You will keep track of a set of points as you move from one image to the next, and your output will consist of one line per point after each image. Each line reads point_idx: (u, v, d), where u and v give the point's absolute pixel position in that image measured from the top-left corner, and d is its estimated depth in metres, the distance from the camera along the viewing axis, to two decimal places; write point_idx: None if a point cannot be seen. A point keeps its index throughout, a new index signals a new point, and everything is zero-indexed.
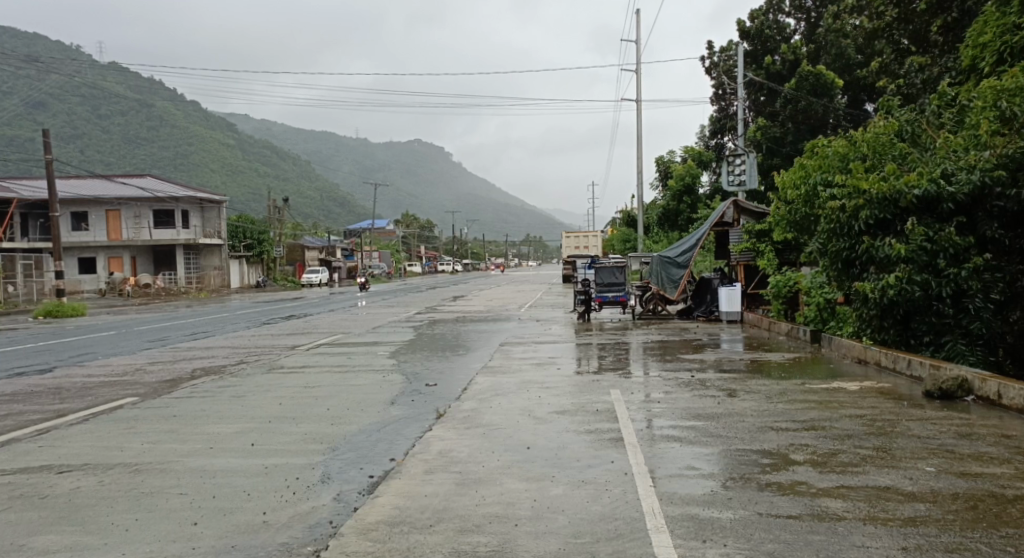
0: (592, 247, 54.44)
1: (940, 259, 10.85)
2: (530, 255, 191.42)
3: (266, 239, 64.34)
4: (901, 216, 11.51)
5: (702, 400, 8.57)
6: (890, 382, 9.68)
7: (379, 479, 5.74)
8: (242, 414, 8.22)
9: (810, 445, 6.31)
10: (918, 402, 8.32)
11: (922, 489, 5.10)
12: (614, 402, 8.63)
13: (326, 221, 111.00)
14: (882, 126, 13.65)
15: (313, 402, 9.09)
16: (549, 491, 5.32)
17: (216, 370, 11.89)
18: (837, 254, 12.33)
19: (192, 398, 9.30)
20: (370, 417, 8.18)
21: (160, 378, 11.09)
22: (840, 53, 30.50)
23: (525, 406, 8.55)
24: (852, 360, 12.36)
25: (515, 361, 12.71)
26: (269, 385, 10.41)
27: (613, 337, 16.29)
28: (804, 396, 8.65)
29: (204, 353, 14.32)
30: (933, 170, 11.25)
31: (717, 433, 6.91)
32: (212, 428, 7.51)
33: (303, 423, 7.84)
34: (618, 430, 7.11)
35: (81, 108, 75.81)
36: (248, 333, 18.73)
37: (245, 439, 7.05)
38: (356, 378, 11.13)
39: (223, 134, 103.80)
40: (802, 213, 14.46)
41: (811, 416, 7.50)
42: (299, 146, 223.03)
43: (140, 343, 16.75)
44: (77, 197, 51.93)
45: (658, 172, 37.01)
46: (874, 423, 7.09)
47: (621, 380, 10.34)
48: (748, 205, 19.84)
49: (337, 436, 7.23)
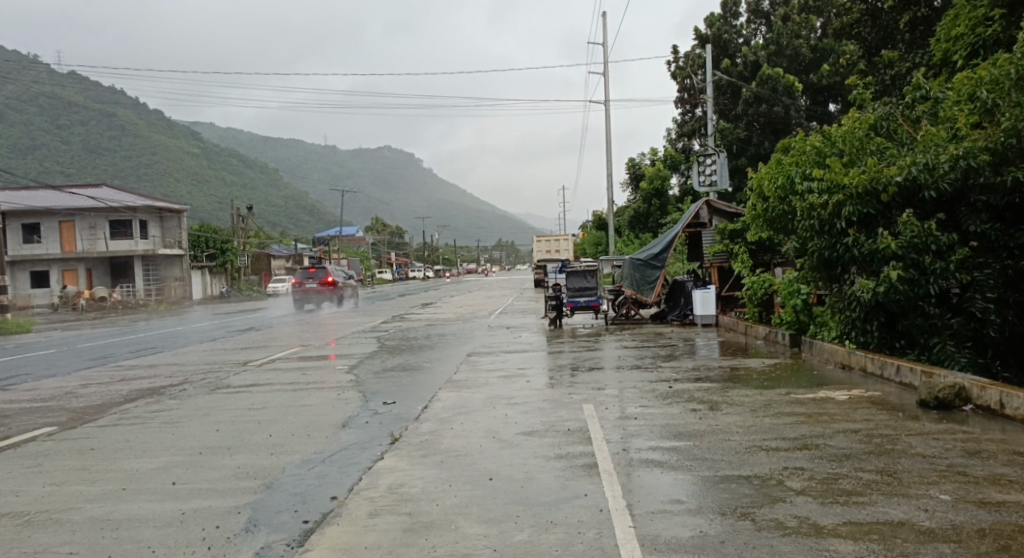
0: (562, 251, 53.83)
1: (929, 256, 10.36)
2: (501, 260, 190.80)
3: (230, 247, 62.94)
4: (884, 211, 11.02)
5: (682, 415, 7.86)
6: (878, 390, 9.04)
7: (312, 526, 4.93)
8: (170, 446, 7.38)
9: (806, 469, 5.60)
10: (913, 413, 7.66)
11: (941, 524, 4.42)
12: (587, 419, 7.90)
13: (293, 229, 109.30)
14: (857, 119, 13.13)
15: (256, 428, 8.23)
16: (510, 538, 4.54)
17: (152, 392, 10.92)
18: (817, 254, 11.70)
19: (121, 426, 8.43)
20: (317, 444, 7.35)
21: (93, 403, 10.15)
22: (796, 55, 29.98)
23: (489, 426, 7.76)
24: (834, 365, 11.70)
25: (482, 373, 11.93)
26: (209, 408, 9.51)
27: (584, 345, 15.58)
28: (791, 409, 7.96)
29: (147, 372, 13.35)
30: (914, 160, 10.79)
31: (700, 455, 6.19)
32: (132, 464, 6.68)
33: (239, 453, 7.02)
34: (591, 455, 6.36)
35: (39, 117, 73.84)
36: (200, 348, 17.75)
37: (168, 477, 6.23)
38: (307, 397, 10.27)
39: (185, 141, 101.56)
40: (777, 211, 13.76)
41: (801, 432, 6.80)
42: (265, 155, 220.39)
43: (81, 361, 15.75)
44: (29, 210, 50.20)
45: (628, 174, 36.55)
46: (871, 440, 6.40)
47: (596, 394, 9.61)
48: (722, 205, 19.35)
49: (275, 470, 6.41)
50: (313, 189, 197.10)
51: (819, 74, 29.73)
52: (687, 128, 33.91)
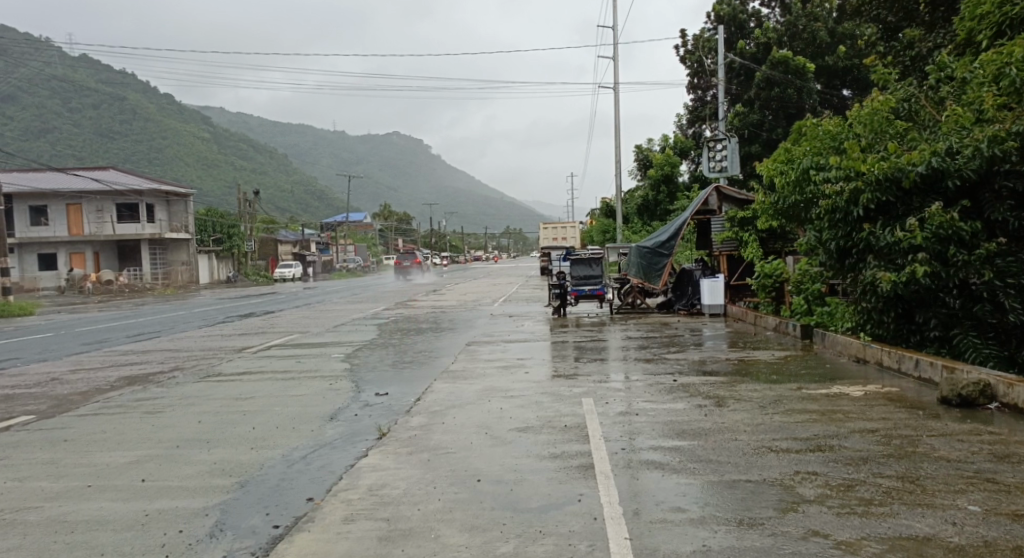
0: (569, 238, 53.30)
1: (951, 247, 9.91)
2: (508, 247, 190.06)
3: (236, 232, 62.57)
4: (904, 198, 10.54)
5: (686, 412, 7.44)
6: (896, 386, 8.59)
7: (283, 532, 4.53)
8: (146, 438, 7.00)
9: (820, 474, 5.17)
10: (934, 411, 7.21)
11: (971, 541, 3.98)
12: (586, 414, 7.48)
13: (301, 214, 109.06)
14: (878, 102, 12.62)
15: (240, 419, 7.84)
16: (495, 550, 4.14)
17: (139, 380, 10.55)
18: (833, 243, 11.25)
19: (101, 415, 8.09)
20: (300, 439, 6.97)
21: (77, 390, 9.79)
22: (811, 38, 29.33)
23: (482, 421, 7.36)
24: (848, 358, 11.26)
25: (480, 363, 11.53)
26: (195, 397, 9.14)
27: (588, 335, 15.17)
28: (803, 405, 7.53)
29: (138, 358, 12.99)
30: (936, 146, 10.33)
31: (705, 457, 5.76)
32: (102, 458, 6.30)
33: (216, 447, 6.64)
34: (588, 455, 5.94)
35: (51, 100, 73.62)
36: (197, 333, 17.41)
37: (138, 473, 5.85)
38: (297, 386, 9.89)
39: (194, 125, 101.22)
40: (792, 200, 13.29)
41: (814, 431, 6.38)
42: (274, 139, 220.03)
43: (75, 345, 15.43)
44: (36, 192, 49.98)
45: (637, 161, 35.98)
46: (891, 441, 5.97)
47: (597, 386, 9.19)
48: (731, 191, 18.84)
49: (252, 466, 6.03)
50: (322, 174, 196.64)
51: (834, 57, 29.10)
52: (699, 114, 33.24)
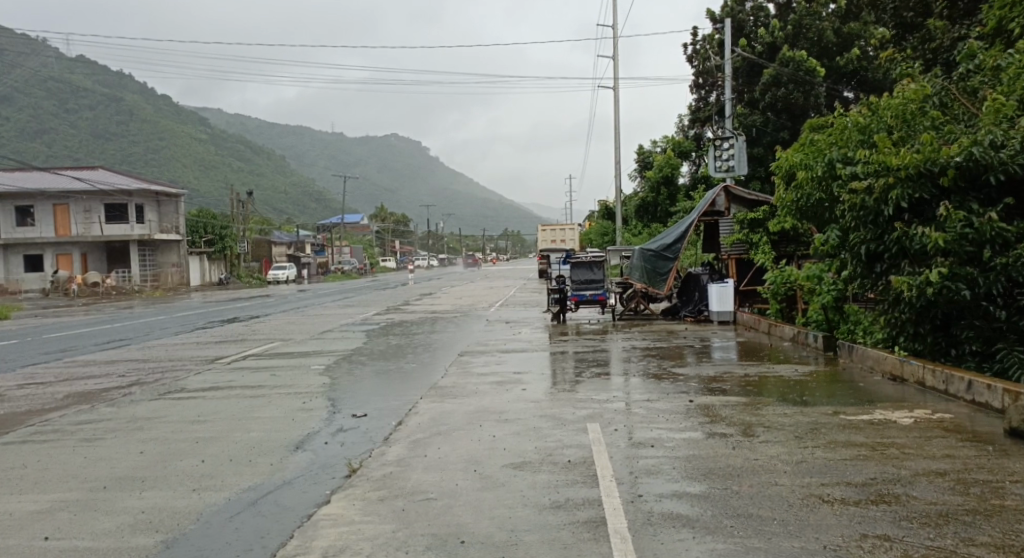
0: (567, 240, 52.17)
1: (990, 249, 8.83)
2: (504, 250, 188.51)
3: (229, 234, 60.91)
4: (940, 196, 9.46)
5: (710, 444, 6.34)
6: (946, 411, 7.51)
7: None
8: (69, 476, 5.89)
9: (895, 539, 4.09)
10: (1004, 446, 6.12)
11: None
12: (592, 446, 6.40)
13: (297, 215, 108.08)
14: (910, 90, 11.48)
15: (189, 450, 6.72)
16: None
17: (89, 397, 9.43)
18: (860, 245, 10.15)
19: (27, 444, 6.95)
20: (253, 476, 5.87)
21: (16, 411, 8.66)
22: (819, 38, 28.17)
23: (472, 454, 6.27)
24: (880, 375, 10.20)
25: (472, 378, 10.39)
26: (145, 420, 8.01)
27: (590, 344, 14.10)
28: (848, 436, 6.42)
29: (98, 370, 11.82)
30: (977, 137, 9.24)
31: (742, 510, 4.66)
32: (6, 505, 5.20)
33: (151, 490, 5.53)
34: (598, 504, 4.87)
35: (47, 101, 72.61)
36: (171, 341, 16.23)
37: (42, 528, 4.76)
38: (265, 406, 8.75)
39: (191, 126, 100.26)
40: (815, 198, 12.16)
41: (868, 473, 5.30)
42: (272, 140, 219.05)
43: (37, 354, 14.30)
44: (23, 192, 48.92)
45: (638, 162, 34.96)
46: (968, 489, 4.88)
47: (604, 408, 8.09)
48: (741, 191, 17.47)
49: (187, 517, 4.93)
50: (318, 176, 195.83)
51: (844, 58, 27.91)
52: (702, 115, 32.15)
